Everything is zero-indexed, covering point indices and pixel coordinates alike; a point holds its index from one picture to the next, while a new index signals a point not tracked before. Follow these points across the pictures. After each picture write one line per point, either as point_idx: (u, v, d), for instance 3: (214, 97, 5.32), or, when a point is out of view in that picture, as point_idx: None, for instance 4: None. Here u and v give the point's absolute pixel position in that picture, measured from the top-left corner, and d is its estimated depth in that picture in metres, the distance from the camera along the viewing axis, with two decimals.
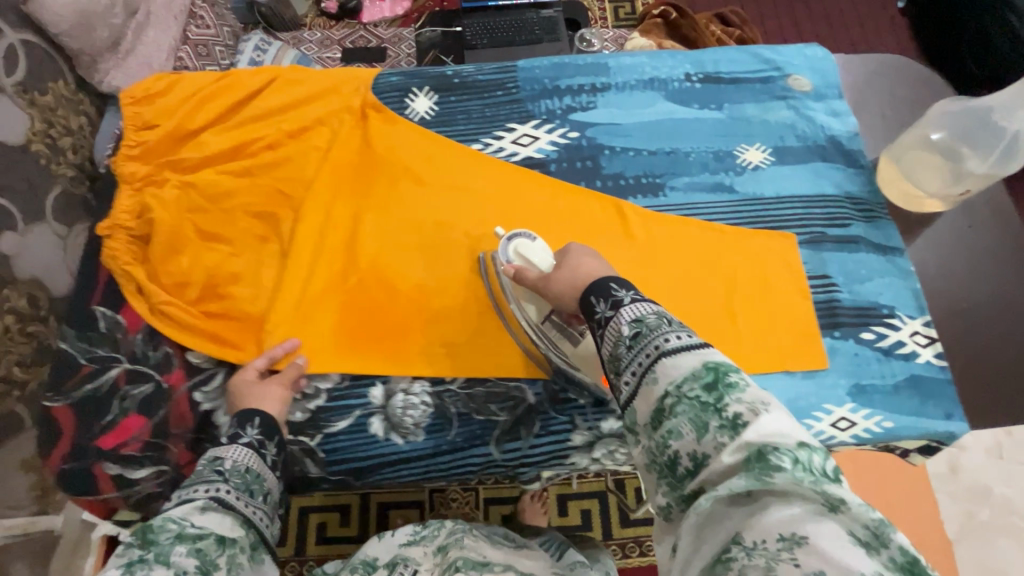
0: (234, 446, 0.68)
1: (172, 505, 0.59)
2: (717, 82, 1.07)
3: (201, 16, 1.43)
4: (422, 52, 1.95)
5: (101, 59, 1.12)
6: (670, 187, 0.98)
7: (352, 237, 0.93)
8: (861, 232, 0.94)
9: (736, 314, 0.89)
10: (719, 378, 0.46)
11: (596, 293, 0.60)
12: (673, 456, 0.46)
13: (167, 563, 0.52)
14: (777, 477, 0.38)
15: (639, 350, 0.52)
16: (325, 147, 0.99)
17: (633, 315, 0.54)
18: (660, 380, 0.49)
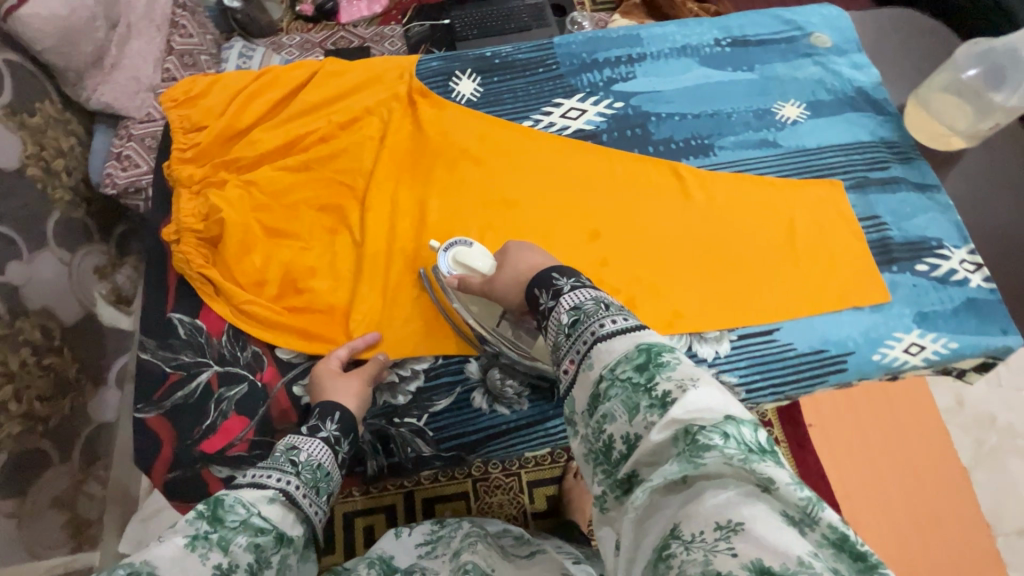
0: (308, 438, 0.65)
1: (241, 482, 0.57)
2: (745, 45, 1.11)
3: (183, 25, 1.35)
4: (413, 45, 1.97)
5: (87, 76, 1.14)
6: (719, 147, 1.02)
7: (421, 221, 0.93)
8: (901, 172, 1.00)
9: (801, 260, 0.93)
10: (650, 358, 0.49)
11: (539, 285, 0.64)
12: (609, 441, 0.49)
13: (226, 550, 0.49)
14: (707, 457, 0.41)
15: (577, 338, 0.56)
16: (378, 137, 0.99)
17: (571, 303, 0.59)
18: (596, 365, 0.52)
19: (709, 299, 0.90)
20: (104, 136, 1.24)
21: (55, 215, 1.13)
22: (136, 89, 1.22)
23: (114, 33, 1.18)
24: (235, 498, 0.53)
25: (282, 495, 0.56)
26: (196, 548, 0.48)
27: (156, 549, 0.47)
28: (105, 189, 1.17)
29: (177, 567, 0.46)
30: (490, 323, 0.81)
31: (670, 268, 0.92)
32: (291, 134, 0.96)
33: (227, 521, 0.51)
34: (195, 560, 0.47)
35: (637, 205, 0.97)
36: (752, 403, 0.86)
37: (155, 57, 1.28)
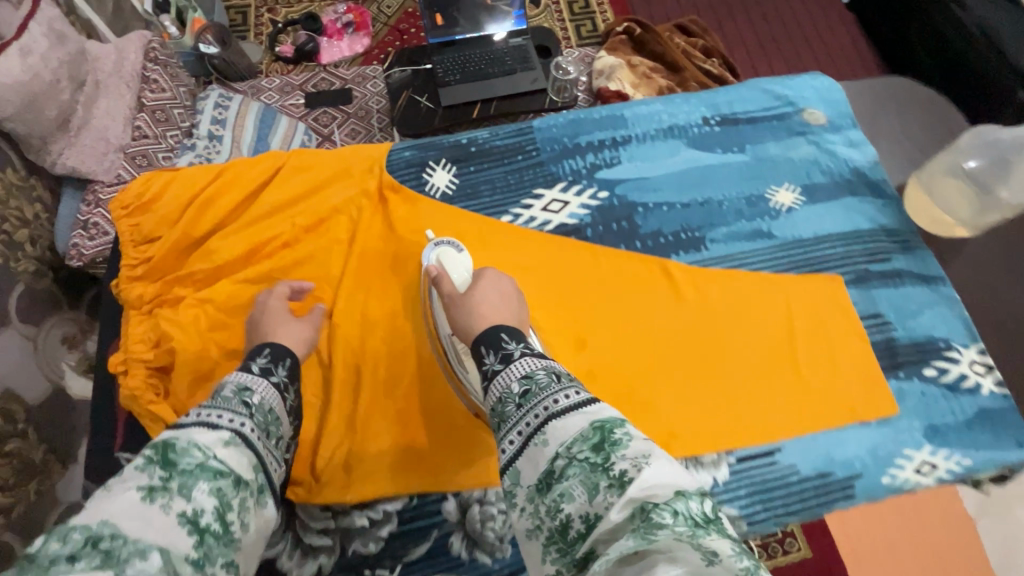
0: (246, 376, 0.66)
1: (188, 421, 0.55)
2: (735, 123, 1.06)
3: (155, 80, 1.33)
4: (393, 95, 1.75)
5: (52, 140, 1.12)
6: (710, 240, 0.96)
7: (399, 331, 0.87)
8: (903, 264, 0.94)
9: (802, 368, 0.87)
10: (604, 437, 0.53)
11: (488, 344, 0.70)
12: (567, 520, 0.51)
13: (187, 498, 0.48)
14: (660, 533, 0.43)
15: (527, 411, 0.60)
16: (345, 239, 0.93)
17: (522, 371, 0.64)
18: (551, 442, 0.56)
19: (708, 416, 0.83)
20: (71, 201, 1.21)
21: (19, 288, 1.05)
22: (105, 150, 1.21)
23: (81, 92, 1.19)
24: (186, 443, 0.52)
25: (236, 437, 0.56)
26: (155, 499, 0.46)
27: (106, 503, 0.45)
28: (70, 261, 1.14)
29: (137, 523, 0.44)
30: (446, 328, 0.83)
31: (661, 382, 0.86)
32: (251, 242, 0.90)
33: (181, 465, 0.50)
34: (157, 512, 0.46)
35: (626, 308, 0.91)
36: (754, 535, 0.79)
37: (124, 116, 1.26)
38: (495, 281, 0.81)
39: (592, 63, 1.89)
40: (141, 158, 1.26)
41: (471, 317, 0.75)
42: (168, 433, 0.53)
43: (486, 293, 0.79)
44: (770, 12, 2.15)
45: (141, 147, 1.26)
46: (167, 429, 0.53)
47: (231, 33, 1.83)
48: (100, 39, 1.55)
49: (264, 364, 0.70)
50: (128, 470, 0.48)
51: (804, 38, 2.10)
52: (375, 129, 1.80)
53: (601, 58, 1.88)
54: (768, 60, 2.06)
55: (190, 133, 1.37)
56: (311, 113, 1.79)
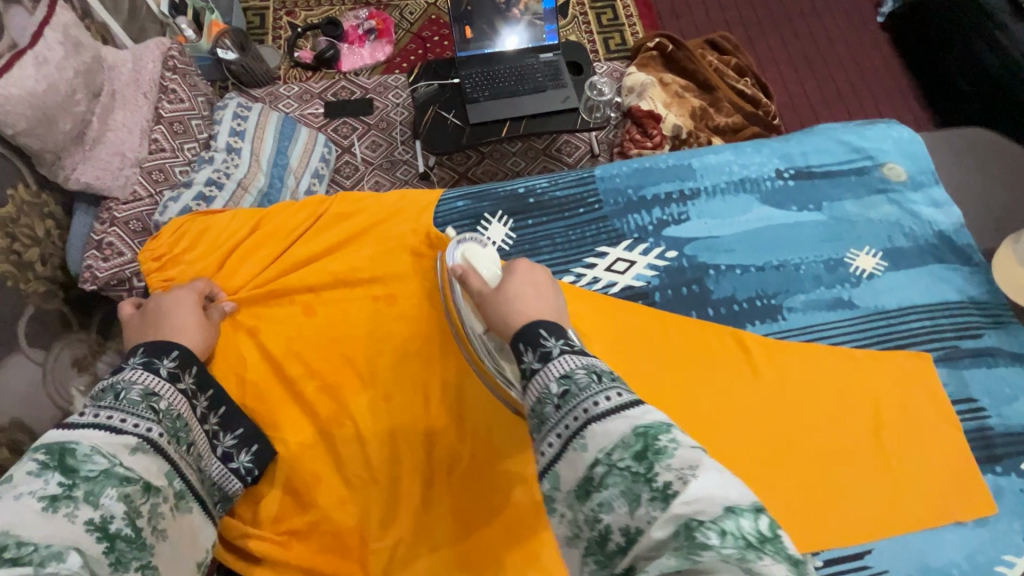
0: (151, 376, 0.62)
1: (86, 427, 0.54)
2: (810, 177, 0.99)
3: (173, 90, 1.26)
4: (418, 109, 1.54)
5: (65, 154, 1.03)
6: (788, 309, 0.89)
7: (453, 403, 0.79)
8: (995, 341, 0.88)
9: (889, 456, 0.80)
10: (648, 444, 0.45)
11: (525, 340, 0.56)
12: (605, 531, 0.44)
13: (94, 505, 0.49)
14: (704, 556, 0.38)
15: (567, 412, 0.50)
16: (389, 295, 0.85)
17: (560, 370, 0.52)
18: (590, 447, 0.47)
19: (792, 508, 0.77)
20: (84, 217, 1.13)
21: (28, 310, 0.98)
22: (121, 164, 1.13)
23: (96, 103, 1.10)
24: (87, 451, 0.52)
25: (142, 442, 0.56)
26: (58, 509, 0.47)
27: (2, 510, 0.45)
28: (86, 284, 1.04)
29: (43, 531, 0.45)
30: (477, 327, 0.77)
31: (740, 469, 0.78)
32: (289, 300, 0.84)
33: (83, 473, 0.50)
34: (60, 522, 0.46)
35: (699, 383, 0.83)
36: None
37: (141, 128, 1.18)
38: (527, 272, 0.68)
39: (622, 79, 1.77)
40: (158, 174, 1.17)
41: (508, 313, 0.63)
42: (61, 439, 0.52)
43: (517, 287, 0.66)
44: (802, 31, 2.05)
45: (157, 160, 1.18)
46: (58, 434, 0.52)
47: (248, 37, 1.72)
48: (115, 44, 1.43)
49: (170, 369, 0.65)
50: (21, 479, 0.48)
51: (840, 60, 2.01)
52: (397, 140, 1.68)
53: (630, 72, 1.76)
54: (801, 81, 1.96)
55: (207, 145, 1.30)
56: (331, 123, 1.68)
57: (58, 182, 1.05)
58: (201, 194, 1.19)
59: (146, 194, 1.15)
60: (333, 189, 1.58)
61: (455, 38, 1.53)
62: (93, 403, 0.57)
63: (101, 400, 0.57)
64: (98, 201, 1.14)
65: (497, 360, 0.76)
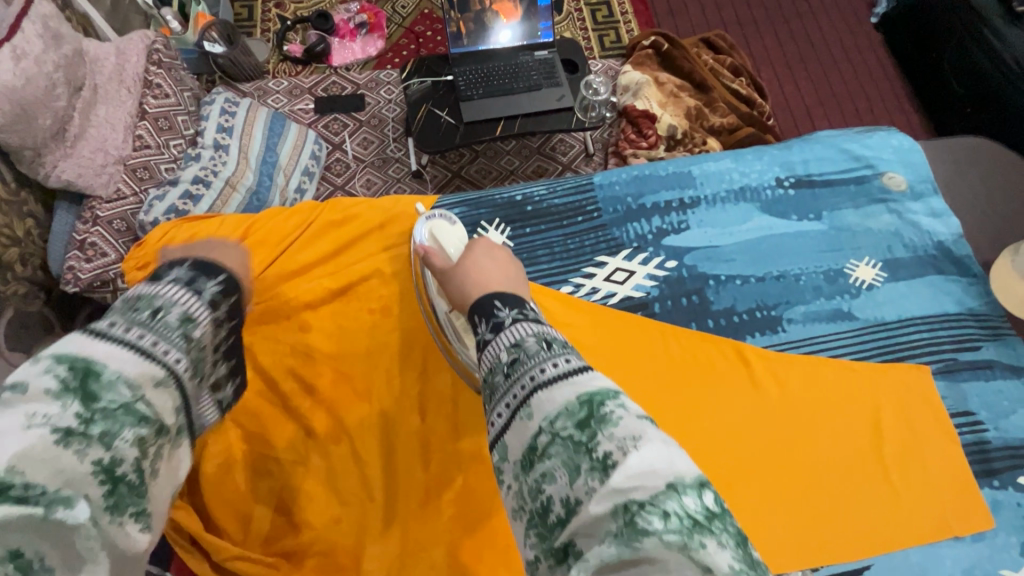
0: (191, 296, 0.43)
1: (111, 338, 0.38)
2: (811, 185, 0.98)
3: (158, 84, 1.21)
4: (410, 107, 1.50)
5: (45, 150, 0.99)
6: (788, 320, 0.88)
7: (450, 419, 0.77)
8: (993, 354, 0.88)
9: (887, 469, 0.80)
10: (592, 412, 0.38)
11: (478, 311, 0.50)
12: (545, 503, 0.37)
13: (109, 446, 0.35)
14: (645, 543, 0.32)
15: (514, 380, 0.43)
16: (384, 308, 0.83)
17: (512, 338, 0.45)
18: (535, 416, 0.40)
19: (793, 524, 0.76)
20: (66, 216, 1.08)
21: (8, 312, 0.95)
22: (104, 161, 1.09)
23: (78, 98, 1.06)
24: (116, 373, 0.37)
25: (171, 376, 0.40)
26: (71, 445, 0.33)
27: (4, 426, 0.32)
28: (66, 285, 1.02)
29: (48, 469, 0.32)
30: (443, 305, 0.76)
31: (740, 485, 0.78)
32: (285, 316, 0.82)
33: (101, 403, 0.36)
34: (68, 462, 0.33)
35: (700, 398, 0.82)
36: None
37: (124, 124, 1.14)
38: (485, 247, 0.60)
39: (617, 78, 1.75)
40: (143, 171, 1.13)
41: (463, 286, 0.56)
42: (84, 349, 0.37)
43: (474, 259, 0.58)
44: (797, 31, 2.04)
45: (142, 158, 1.13)
46: (79, 342, 0.37)
47: (237, 29, 1.67)
48: (99, 37, 1.39)
49: (211, 294, 0.45)
50: (31, 388, 0.34)
51: (835, 61, 2.00)
52: (389, 138, 1.65)
53: (624, 71, 1.74)
54: (795, 81, 1.95)
55: (194, 142, 1.24)
56: (321, 119, 1.64)
57: (39, 180, 1.02)
58: (188, 192, 1.16)
59: (131, 192, 1.11)
60: (323, 187, 1.55)
61: (449, 34, 1.50)
62: (123, 311, 0.40)
63: (136, 307, 0.40)
64: (81, 199, 1.10)
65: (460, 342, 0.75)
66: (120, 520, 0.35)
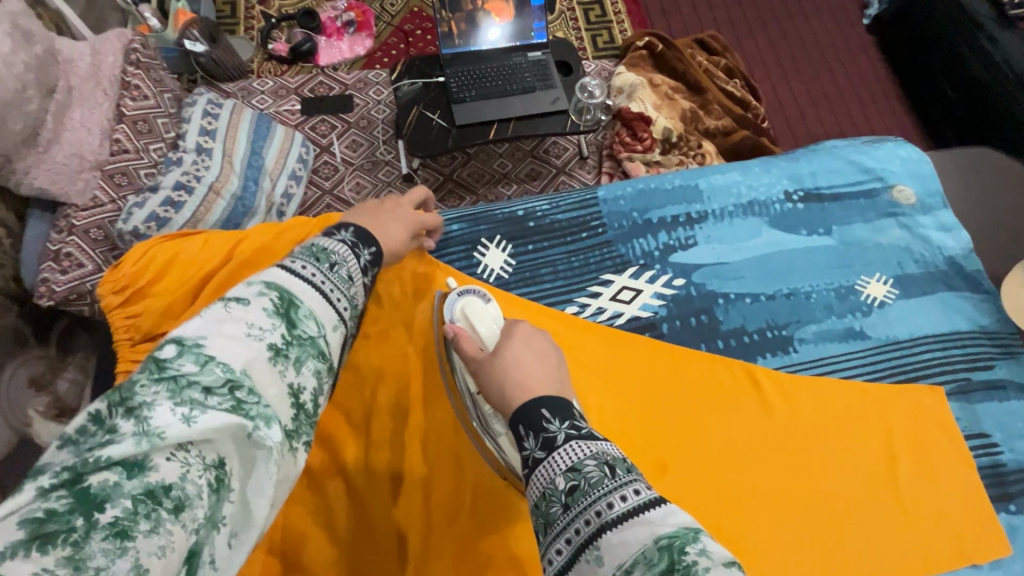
0: (353, 258, 0.48)
1: (301, 277, 0.43)
2: (820, 199, 0.95)
3: (136, 85, 1.14)
4: (401, 110, 1.45)
5: (16, 156, 0.94)
6: (800, 340, 0.86)
7: (452, 451, 0.73)
8: (1007, 373, 0.86)
9: (902, 495, 0.77)
10: (674, 563, 0.34)
11: (524, 422, 0.45)
12: None
13: (298, 372, 0.38)
14: None
15: (576, 513, 0.39)
16: (381, 332, 0.80)
17: (567, 461, 0.42)
18: (605, 562, 0.37)
19: (813, 555, 0.72)
20: (39, 223, 1.02)
21: None
22: (79, 167, 1.02)
23: (51, 101, 1.00)
24: (309, 309, 0.41)
25: (345, 321, 0.44)
26: (278, 363, 0.37)
27: (233, 336, 0.36)
28: (41, 300, 0.97)
29: (264, 378, 0.36)
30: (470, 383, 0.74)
31: (758, 515, 0.74)
32: None
33: (297, 330, 0.40)
34: (275, 378, 0.37)
35: (716, 422, 0.78)
36: None
37: (101, 128, 1.08)
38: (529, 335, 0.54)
39: (611, 79, 1.72)
40: (121, 177, 1.07)
41: (507, 384, 0.49)
42: (286, 283, 0.42)
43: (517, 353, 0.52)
44: (792, 32, 2.02)
45: (121, 163, 1.07)
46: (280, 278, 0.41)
47: (219, 27, 1.60)
48: (73, 34, 1.32)
49: (366, 262, 0.49)
50: (250, 303, 0.39)
51: (829, 63, 1.98)
52: (379, 140, 1.59)
53: (618, 73, 1.70)
54: (790, 83, 1.93)
55: (175, 146, 1.18)
56: (308, 121, 1.58)
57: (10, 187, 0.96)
58: (170, 199, 1.10)
59: (108, 200, 1.04)
60: (311, 192, 1.49)
61: (440, 33, 1.46)
62: (306, 257, 0.45)
63: (316, 257, 0.45)
64: (54, 207, 1.03)
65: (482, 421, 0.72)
66: (296, 449, 0.37)
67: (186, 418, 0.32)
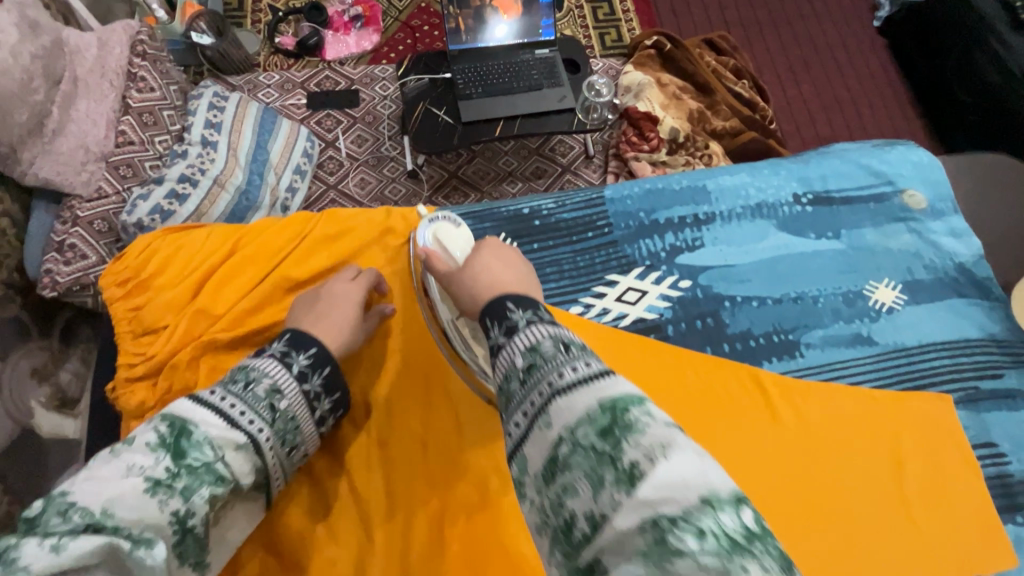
0: (282, 371, 0.59)
1: (208, 406, 0.52)
2: (829, 203, 0.94)
3: (142, 77, 1.13)
4: (406, 106, 1.44)
5: (21, 147, 0.93)
6: (806, 344, 0.85)
7: (453, 452, 0.72)
8: (1016, 382, 0.85)
9: (908, 500, 0.77)
10: (615, 418, 0.38)
11: (490, 314, 0.50)
12: (568, 519, 0.36)
13: (186, 498, 0.47)
14: (679, 565, 0.31)
15: (531, 387, 0.43)
16: (385, 330, 0.78)
17: (526, 342, 0.45)
18: (554, 424, 0.40)
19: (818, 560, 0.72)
20: (45, 215, 1.02)
21: None
22: (84, 159, 1.02)
23: (57, 91, 1.00)
24: (203, 435, 0.50)
25: (250, 442, 0.53)
26: (156, 494, 0.46)
27: (115, 475, 0.45)
28: (43, 291, 0.96)
29: (135, 513, 0.44)
30: (448, 313, 0.73)
31: (766, 518, 0.73)
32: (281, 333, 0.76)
33: (188, 460, 0.49)
34: (154, 506, 0.45)
35: (720, 426, 0.77)
36: None
37: (106, 119, 1.07)
38: (495, 249, 0.62)
39: (619, 78, 1.70)
40: (125, 168, 1.06)
41: (475, 289, 0.56)
42: (185, 413, 0.51)
43: (483, 263, 0.59)
44: (802, 33, 2.00)
45: (125, 155, 1.06)
46: (183, 407, 0.52)
47: (226, 20, 1.59)
48: (80, 25, 1.31)
49: (302, 367, 0.61)
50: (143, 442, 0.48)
51: (839, 65, 1.96)
52: (384, 135, 1.59)
53: (626, 72, 1.68)
54: (799, 85, 1.91)
55: (180, 138, 1.18)
56: (314, 115, 1.58)
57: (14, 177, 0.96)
58: (174, 191, 1.09)
59: (113, 191, 1.04)
60: (315, 186, 1.49)
61: (447, 30, 1.44)
62: (223, 385, 0.55)
63: (234, 381, 0.56)
64: (60, 198, 1.03)
65: (470, 349, 0.72)
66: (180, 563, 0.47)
67: (55, 548, 0.37)
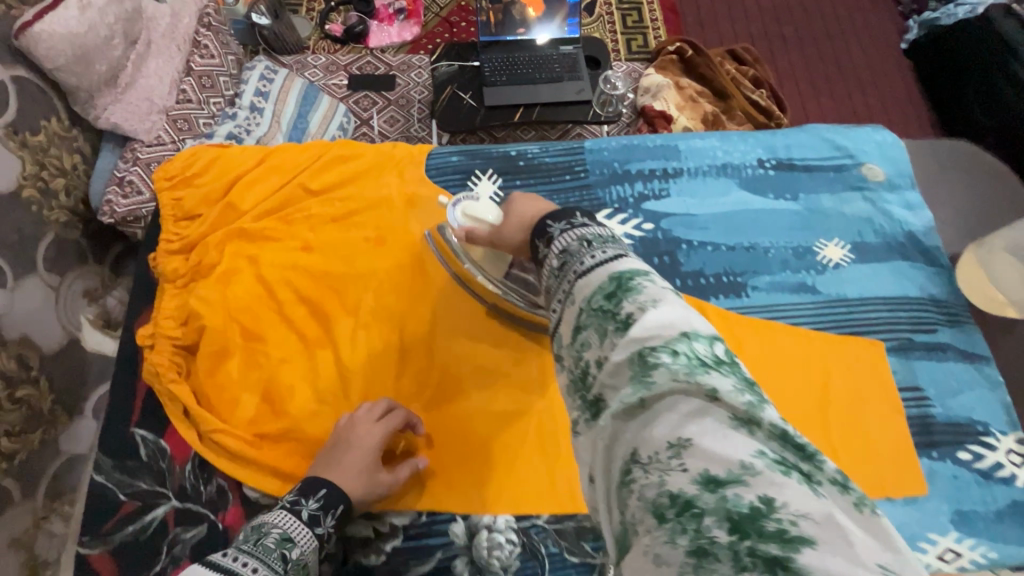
0: (294, 521, 0.64)
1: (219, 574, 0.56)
2: (791, 168, 1.03)
3: (206, 46, 1.32)
4: (437, 88, 1.60)
5: (98, 94, 1.12)
6: (752, 287, 0.94)
7: (425, 342, 0.84)
8: (949, 338, 0.92)
9: (829, 426, 0.84)
10: (620, 285, 0.43)
11: (536, 236, 0.55)
12: (586, 368, 0.43)
13: None
14: (656, 376, 0.37)
15: (563, 276, 0.49)
16: (379, 237, 0.91)
17: (561, 246, 0.51)
18: (575, 300, 0.45)
19: None
20: (109, 156, 1.19)
21: (48, 238, 1.04)
22: (149, 110, 1.19)
23: (132, 50, 1.18)
24: None
25: None
26: None
27: None
28: (103, 217, 1.11)
29: None
30: (496, 272, 0.84)
31: None
32: (290, 230, 0.91)
33: None
34: None
35: None
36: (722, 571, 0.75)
37: (171, 78, 1.25)
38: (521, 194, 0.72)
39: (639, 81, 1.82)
40: (183, 123, 1.23)
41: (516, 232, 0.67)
42: None
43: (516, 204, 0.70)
44: (827, 52, 2.07)
45: (183, 111, 1.24)
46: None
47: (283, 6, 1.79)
48: None
49: (313, 512, 0.66)
50: None
51: (860, 82, 2.02)
52: (415, 118, 1.72)
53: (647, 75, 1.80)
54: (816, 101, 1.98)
55: (232, 102, 1.34)
56: (352, 95, 1.72)
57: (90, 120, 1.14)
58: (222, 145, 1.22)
59: (169, 140, 1.20)
60: None
61: (479, 23, 1.58)
62: (237, 545, 0.60)
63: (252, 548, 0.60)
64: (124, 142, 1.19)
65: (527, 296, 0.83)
66: None
67: None
